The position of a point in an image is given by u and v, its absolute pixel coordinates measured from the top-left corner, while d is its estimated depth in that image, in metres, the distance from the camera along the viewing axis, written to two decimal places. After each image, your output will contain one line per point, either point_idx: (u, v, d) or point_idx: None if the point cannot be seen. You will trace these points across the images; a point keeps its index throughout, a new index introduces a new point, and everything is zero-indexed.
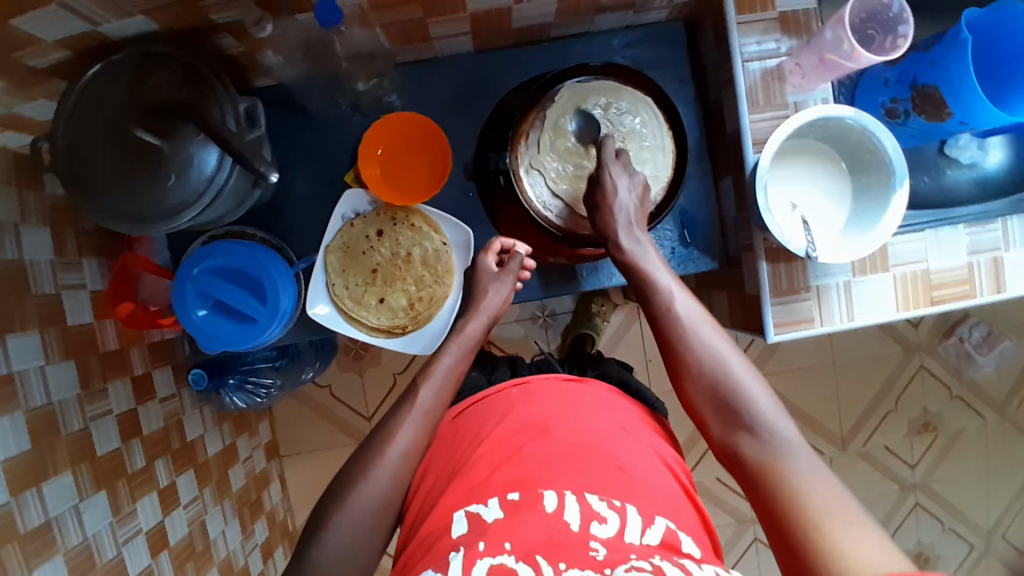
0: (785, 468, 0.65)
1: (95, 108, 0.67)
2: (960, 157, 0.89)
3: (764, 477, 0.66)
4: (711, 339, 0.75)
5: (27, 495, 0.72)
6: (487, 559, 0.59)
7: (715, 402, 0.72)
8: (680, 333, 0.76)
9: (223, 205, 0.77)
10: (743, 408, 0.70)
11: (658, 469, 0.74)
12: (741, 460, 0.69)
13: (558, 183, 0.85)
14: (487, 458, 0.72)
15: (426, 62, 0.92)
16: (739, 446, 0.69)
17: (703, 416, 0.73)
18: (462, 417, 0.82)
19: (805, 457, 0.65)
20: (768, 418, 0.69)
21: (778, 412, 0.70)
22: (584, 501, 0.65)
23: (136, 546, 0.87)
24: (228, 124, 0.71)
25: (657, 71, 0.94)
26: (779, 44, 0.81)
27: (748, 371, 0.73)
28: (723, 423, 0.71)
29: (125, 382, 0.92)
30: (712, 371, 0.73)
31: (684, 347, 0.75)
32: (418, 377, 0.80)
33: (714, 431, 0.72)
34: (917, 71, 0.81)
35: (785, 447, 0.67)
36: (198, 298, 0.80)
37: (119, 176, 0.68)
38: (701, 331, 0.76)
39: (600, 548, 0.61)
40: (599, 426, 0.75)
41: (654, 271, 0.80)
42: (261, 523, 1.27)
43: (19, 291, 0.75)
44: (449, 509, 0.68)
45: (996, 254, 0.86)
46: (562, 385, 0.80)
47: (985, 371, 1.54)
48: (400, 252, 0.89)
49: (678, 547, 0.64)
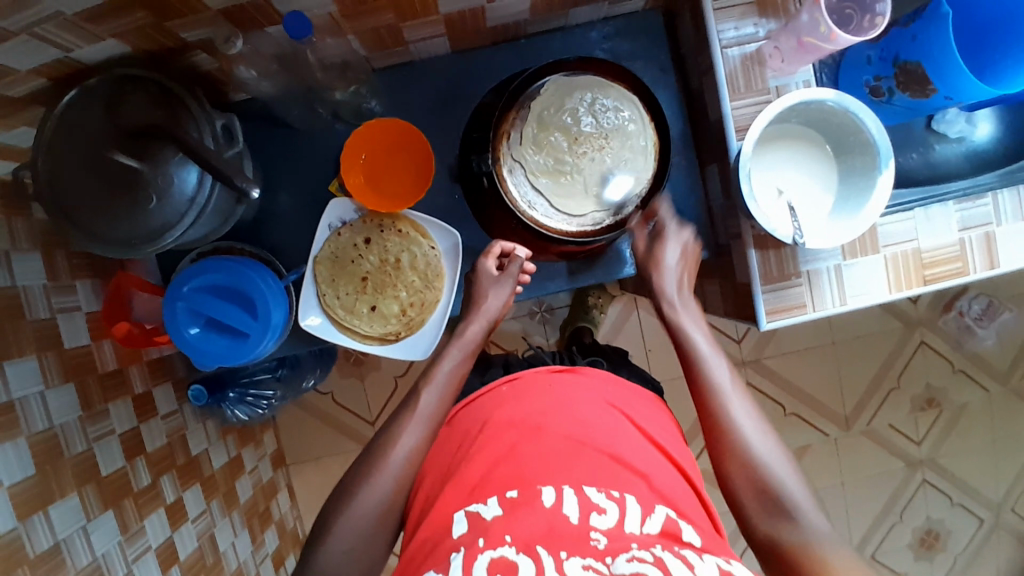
0: (822, 557, 0.64)
1: (71, 136, 0.67)
2: (949, 132, 0.88)
3: (803, 566, 0.64)
4: (750, 416, 0.76)
5: (35, 519, 0.73)
6: (487, 554, 0.59)
7: (751, 482, 0.71)
8: (721, 406, 0.76)
9: (207, 224, 0.77)
10: (779, 492, 0.70)
11: (654, 457, 0.74)
12: (775, 547, 0.68)
13: (537, 177, 0.84)
14: (483, 458, 0.72)
15: (404, 66, 0.92)
16: (775, 533, 0.68)
17: (736, 496, 0.72)
18: (457, 420, 0.81)
19: (840, 551, 0.64)
20: (805, 507, 0.68)
21: (813, 504, 0.69)
22: (582, 494, 0.65)
23: (146, 562, 0.88)
24: (206, 142, 0.71)
25: (636, 62, 0.93)
26: (757, 28, 0.81)
27: (786, 460, 0.72)
28: (757, 505, 0.70)
29: (126, 402, 0.93)
30: (752, 451, 0.72)
31: (726, 419, 0.75)
32: (419, 382, 0.81)
33: (746, 514, 0.71)
34: (898, 48, 0.80)
35: (826, 543, 0.66)
36: (189, 317, 0.80)
37: (101, 201, 0.68)
38: (741, 405, 0.77)
39: (600, 538, 0.60)
40: (593, 416, 0.76)
41: (692, 334, 0.83)
42: (271, 532, 1.28)
43: (14, 318, 0.76)
44: (447, 512, 0.68)
45: (988, 229, 0.85)
46: (551, 378, 0.81)
47: (987, 343, 1.53)
48: (388, 258, 0.89)
49: (679, 535, 0.64)
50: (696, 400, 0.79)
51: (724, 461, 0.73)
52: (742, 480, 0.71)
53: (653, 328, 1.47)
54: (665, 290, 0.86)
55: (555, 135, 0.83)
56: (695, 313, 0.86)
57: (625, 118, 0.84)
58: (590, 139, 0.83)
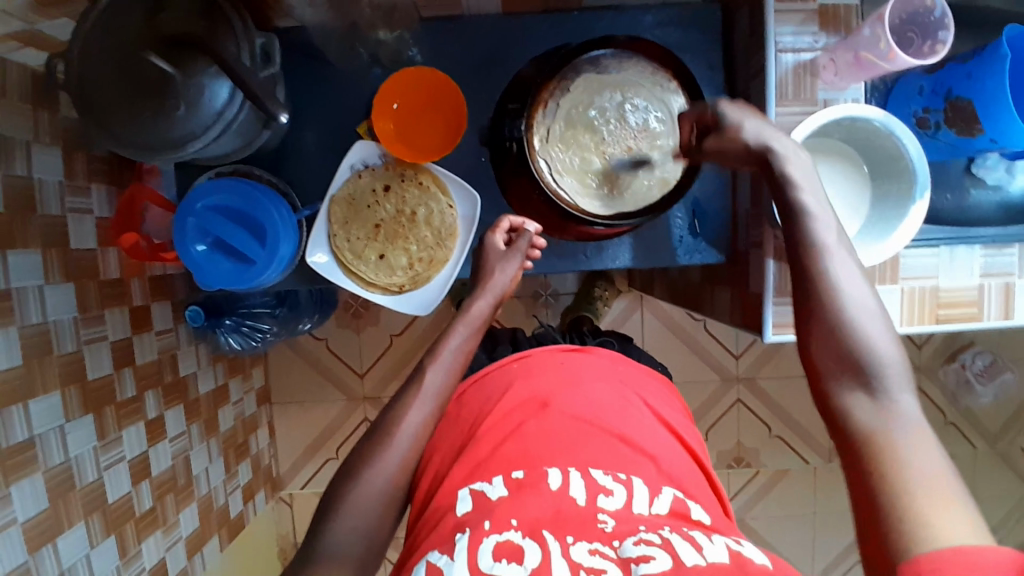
0: (896, 438, 0.53)
1: (106, 35, 0.67)
2: (986, 178, 0.86)
3: (866, 442, 0.54)
4: (853, 277, 0.62)
5: (14, 411, 0.73)
6: (492, 537, 0.58)
7: (839, 353, 0.59)
8: (822, 267, 0.63)
9: (229, 142, 0.77)
10: (871, 365, 0.57)
11: (666, 441, 0.73)
12: (843, 422, 0.56)
13: (562, 166, 0.83)
14: (490, 434, 0.70)
15: (451, 19, 0.90)
16: (846, 407, 0.57)
17: (815, 364, 0.61)
18: (466, 397, 0.79)
19: (927, 444, 0.52)
20: (894, 385, 0.56)
21: (907, 385, 0.57)
22: (588, 476, 0.64)
23: (117, 473, 0.88)
24: (242, 60, 0.70)
25: (685, 52, 0.91)
26: (815, 39, 0.79)
27: (889, 332, 0.60)
28: (838, 375, 0.59)
29: (123, 312, 0.93)
30: (850, 320, 0.60)
31: (822, 282, 0.62)
32: (425, 359, 0.77)
33: (823, 383, 0.60)
34: (952, 82, 0.78)
35: (907, 420, 0.54)
36: (197, 234, 0.79)
37: (129, 104, 0.67)
38: (844, 267, 0.63)
39: (607, 521, 0.60)
40: (602, 395, 0.75)
41: (798, 188, 0.67)
42: (245, 466, 1.30)
43: (25, 210, 0.75)
44: (451, 488, 0.66)
45: (1009, 280, 0.84)
46: (559, 357, 0.80)
47: (983, 401, 1.52)
48: (404, 210, 0.88)
49: (688, 515, 0.63)
50: (792, 259, 0.66)
51: (810, 329, 0.62)
52: (827, 352, 0.60)
53: (654, 329, 1.47)
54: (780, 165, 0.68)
55: (580, 130, 0.83)
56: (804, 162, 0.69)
57: (649, 120, 0.83)
58: (616, 141, 0.83)
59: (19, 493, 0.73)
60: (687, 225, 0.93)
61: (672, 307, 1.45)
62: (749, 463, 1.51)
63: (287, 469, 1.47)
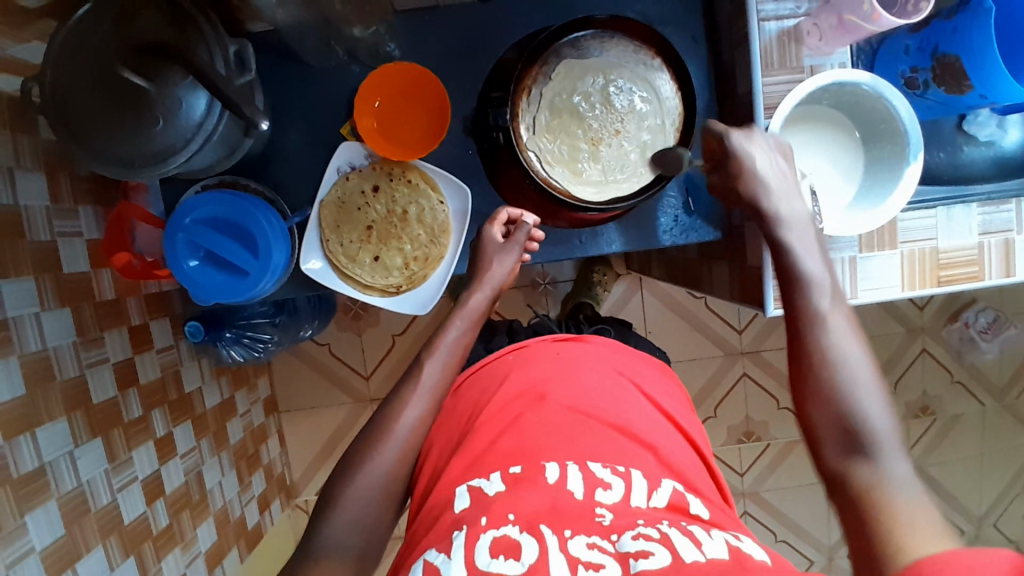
0: (890, 497, 0.55)
1: (78, 51, 0.65)
2: (978, 134, 0.85)
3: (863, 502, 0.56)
4: (845, 339, 0.65)
5: (21, 440, 0.73)
6: (489, 534, 0.56)
7: (832, 416, 0.61)
8: (812, 330, 0.65)
9: (213, 151, 0.76)
10: (865, 429, 0.60)
11: (665, 430, 0.73)
12: (842, 484, 0.59)
13: (552, 155, 0.83)
14: (488, 427, 0.70)
15: (427, 12, 0.89)
16: (846, 470, 0.59)
17: (808, 425, 0.63)
18: (462, 391, 0.79)
19: (920, 503, 0.54)
20: (890, 452, 0.58)
21: (902, 450, 0.59)
22: (587, 469, 0.64)
23: (130, 493, 0.89)
24: (216, 67, 0.69)
25: (667, 27, 0.90)
26: (797, 4, 0.78)
27: (882, 395, 0.62)
28: (828, 435, 0.61)
29: (122, 332, 0.92)
30: (842, 384, 0.62)
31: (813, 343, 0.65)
32: (423, 352, 0.76)
33: (821, 450, 0.61)
34: (937, 38, 0.77)
35: (902, 483, 0.56)
36: (188, 249, 0.79)
37: (106, 120, 0.66)
38: (839, 330, 0.65)
39: (605, 515, 0.59)
40: (599, 383, 0.75)
41: (794, 250, 0.70)
42: (258, 476, 1.30)
43: (14, 238, 0.74)
44: (449, 484, 0.66)
45: (1009, 236, 0.83)
46: (558, 347, 0.80)
47: (987, 357, 1.52)
48: (395, 209, 0.88)
49: (686, 509, 0.63)
50: (787, 325, 0.68)
51: (803, 392, 0.64)
52: (820, 413, 0.62)
53: (654, 309, 1.47)
54: (775, 211, 0.72)
55: (567, 118, 0.82)
56: (797, 220, 0.72)
57: (633, 100, 0.83)
58: (603, 125, 0.82)
59: (34, 522, 0.73)
60: (683, 204, 0.92)
61: (670, 286, 1.44)
62: (760, 436, 1.52)
63: (300, 476, 1.48)
